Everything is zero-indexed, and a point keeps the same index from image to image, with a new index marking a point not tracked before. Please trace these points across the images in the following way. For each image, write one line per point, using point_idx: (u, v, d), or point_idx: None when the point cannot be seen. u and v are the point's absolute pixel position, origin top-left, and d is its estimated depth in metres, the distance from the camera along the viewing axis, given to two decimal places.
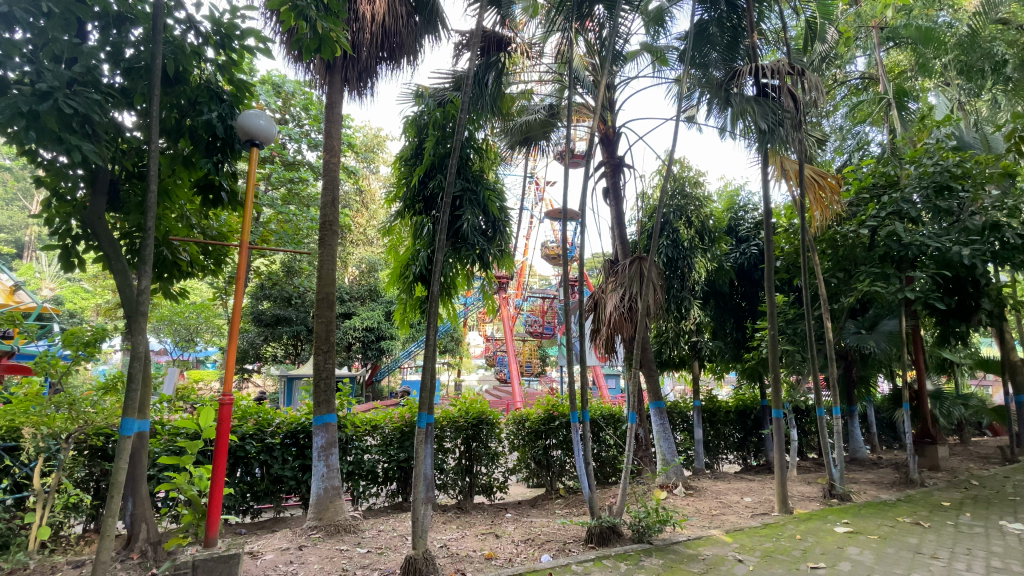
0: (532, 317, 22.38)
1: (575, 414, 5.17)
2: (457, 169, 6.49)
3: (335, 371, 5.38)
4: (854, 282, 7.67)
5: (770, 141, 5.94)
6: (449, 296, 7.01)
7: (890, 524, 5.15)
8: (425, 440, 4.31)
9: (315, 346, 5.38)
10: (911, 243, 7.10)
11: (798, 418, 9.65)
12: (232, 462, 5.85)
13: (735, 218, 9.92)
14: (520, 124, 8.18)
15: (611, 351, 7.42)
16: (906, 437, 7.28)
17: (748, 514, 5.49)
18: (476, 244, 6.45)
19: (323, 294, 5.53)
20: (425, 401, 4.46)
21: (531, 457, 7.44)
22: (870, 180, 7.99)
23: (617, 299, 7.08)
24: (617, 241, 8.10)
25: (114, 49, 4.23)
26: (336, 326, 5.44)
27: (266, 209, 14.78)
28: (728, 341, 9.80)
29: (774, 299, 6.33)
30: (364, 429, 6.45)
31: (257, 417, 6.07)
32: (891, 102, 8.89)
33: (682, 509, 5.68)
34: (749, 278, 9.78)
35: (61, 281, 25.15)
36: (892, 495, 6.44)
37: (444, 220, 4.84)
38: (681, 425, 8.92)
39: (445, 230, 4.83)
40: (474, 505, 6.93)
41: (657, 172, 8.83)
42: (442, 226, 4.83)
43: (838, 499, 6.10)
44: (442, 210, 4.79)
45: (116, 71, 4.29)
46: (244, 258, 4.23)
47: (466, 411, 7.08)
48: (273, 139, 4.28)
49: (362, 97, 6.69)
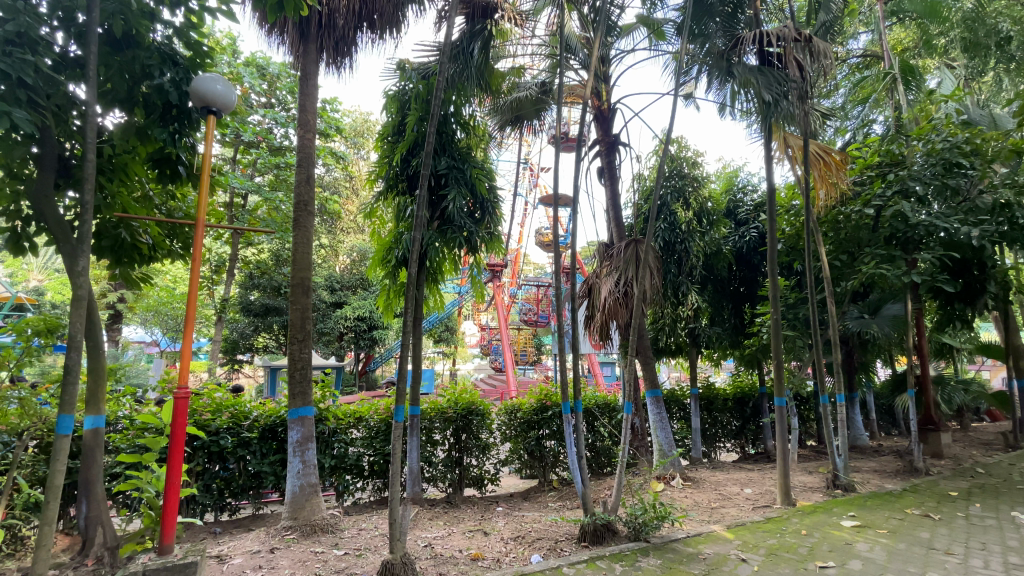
0: (527, 306, 22.14)
1: (568, 404, 4.84)
2: (442, 146, 6.16)
3: (311, 361, 4.95)
4: (857, 265, 7.40)
5: (772, 114, 5.65)
6: (436, 282, 6.59)
7: (899, 517, 4.90)
8: (403, 436, 3.92)
9: (289, 335, 4.97)
10: (918, 223, 6.87)
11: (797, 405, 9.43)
12: (208, 457, 5.56)
13: (733, 200, 9.63)
14: (510, 101, 7.79)
15: (606, 338, 7.13)
16: (911, 425, 7.04)
17: (749, 507, 5.23)
18: (462, 225, 6.10)
19: (298, 279, 5.10)
20: (403, 392, 4.04)
21: (523, 448, 7.17)
22: (875, 159, 7.62)
23: (611, 284, 6.76)
24: (611, 224, 7.75)
25: (66, 14, 3.82)
26: (312, 314, 5.03)
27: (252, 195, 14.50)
28: (726, 327, 9.45)
29: (776, 284, 6.00)
30: (348, 421, 6.18)
31: (233, 410, 5.75)
32: (896, 78, 8.46)
33: (680, 502, 5.42)
34: (748, 263, 9.47)
35: (50, 273, 25.14)
36: (896, 485, 6.20)
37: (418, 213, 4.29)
38: (678, 414, 8.68)
39: (421, 219, 4.27)
40: (465, 498, 6.67)
41: (653, 153, 8.52)
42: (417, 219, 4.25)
43: (842, 489, 5.84)
44: (417, 195, 4.29)
45: (70, 39, 3.90)
46: (198, 238, 3.69)
47: (455, 401, 6.80)
48: (233, 107, 3.77)
49: (340, 70, 6.29)
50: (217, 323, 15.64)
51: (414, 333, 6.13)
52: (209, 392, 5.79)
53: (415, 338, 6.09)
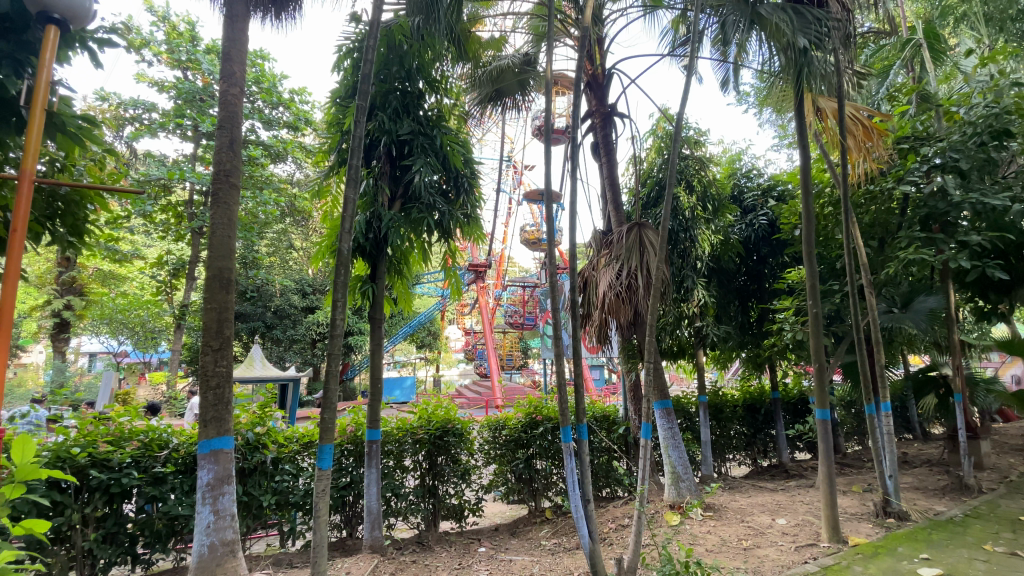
0: (512, 308, 21.14)
1: (569, 430, 3.67)
2: (408, 111, 5.09)
3: (231, 375, 3.78)
4: (890, 251, 6.46)
5: (807, 63, 4.66)
6: (401, 275, 5.44)
7: (982, 559, 3.97)
8: (326, 487, 2.90)
9: (203, 341, 3.79)
10: (961, 202, 5.94)
11: (798, 409, 8.78)
12: (110, 497, 4.42)
13: (737, 186, 8.67)
14: (491, 70, 6.48)
15: (604, 340, 6.06)
16: (958, 434, 6.12)
17: (790, 547, 4.24)
18: (432, 204, 5.02)
19: (215, 270, 3.95)
20: (326, 426, 2.93)
21: (510, 470, 6.08)
22: (906, 130, 6.73)
23: (611, 276, 5.69)
24: (608, 207, 6.71)
25: None
26: (233, 314, 3.87)
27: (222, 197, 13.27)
28: (734, 325, 8.49)
29: (812, 272, 5.00)
30: (295, 447, 5.05)
31: (144, 439, 4.62)
32: (921, 45, 7.57)
33: (705, 541, 4.42)
34: (756, 254, 8.55)
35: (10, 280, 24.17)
36: (952, 509, 5.27)
37: (352, 178, 3.23)
38: (684, 425, 7.66)
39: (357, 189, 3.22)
40: (440, 536, 5.55)
41: (652, 131, 7.56)
42: (349, 192, 3.20)
43: (895, 518, 4.88)
44: (350, 162, 3.22)
45: None
46: (22, 198, 2.43)
47: (428, 420, 5.69)
48: (88, 19, 2.70)
49: (280, 20, 5.17)
50: (176, 333, 14.38)
51: (372, 338, 5.01)
52: (113, 418, 4.61)
53: (374, 347, 4.96)
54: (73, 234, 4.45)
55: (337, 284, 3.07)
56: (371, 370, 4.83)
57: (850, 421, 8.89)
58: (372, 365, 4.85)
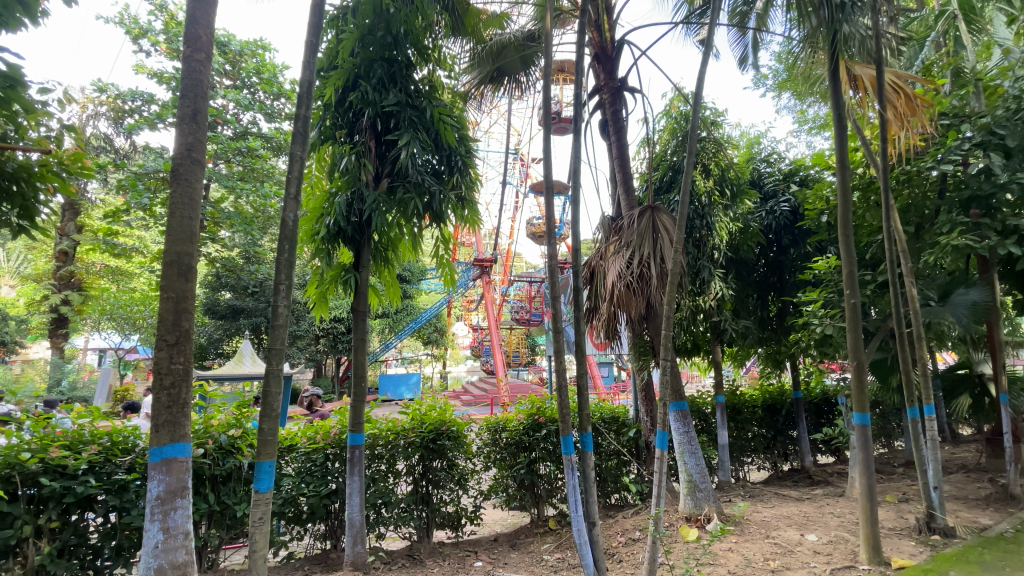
0: (519, 304, 20.58)
1: (571, 440, 3.19)
2: (396, 82, 4.62)
3: (189, 373, 3.32)
4: (929, 238, 5.88)
5: (843, 20, 4.10)
6: (389, 264, 4.98)
7: None
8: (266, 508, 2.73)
9: (158, 335, 3.32)
10: (1009, 182, 5.36)
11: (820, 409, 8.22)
12: (66, 506, 4.00)
13: (756, 170, 8.11)
14: (491, 44, 5.79)
15: (613, 336, 5.54)
16: (1004, 440, 5.56)
17: (825, 570, 3.73)
18: (421, 184, 4.54)
19: (172, 256, 3.48)
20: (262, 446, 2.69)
21: (511, 476, 5.61)
22: (944, 105, 6.14)
23: (621, 265, 5.18)
24: (617, 191, 6.18)
25: None
26: (192, 304, 3.40)
27: (221, 188, 12.89)
28: (753, 320, 7.94)
29: (846, 259, 4.46)
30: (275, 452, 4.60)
31: (105, 443, 4.20)
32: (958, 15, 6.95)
33: (727, 561, 3.93)
34: (776, 244, 7.99)
35: (21, 276, 24.28)
36: (1001, 524, 4.72)
37: (295, 168, 2.98)
38: (699, 426, 7.16)
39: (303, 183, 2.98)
40: (434, 548, 5.09)
41: (665, 111, 7.04)
42: (294, 185, 2.96)
43: (940, 535, 4.35)
44: (294, 152, 2.98)
45: None
46: None
47: (421, 422, 5.21)
48: None
49: None
50: None
51: (356, 332, 4.56)
52: (72, 420, 4.19)
53: (358, 342, 4.50)
54: (24, 217, 4.05)
55: (285, 277, 2.79)
56: (355, 367, 4.38)
57: (876, 423, 8.32)
58: (356, 361, 4.40)
